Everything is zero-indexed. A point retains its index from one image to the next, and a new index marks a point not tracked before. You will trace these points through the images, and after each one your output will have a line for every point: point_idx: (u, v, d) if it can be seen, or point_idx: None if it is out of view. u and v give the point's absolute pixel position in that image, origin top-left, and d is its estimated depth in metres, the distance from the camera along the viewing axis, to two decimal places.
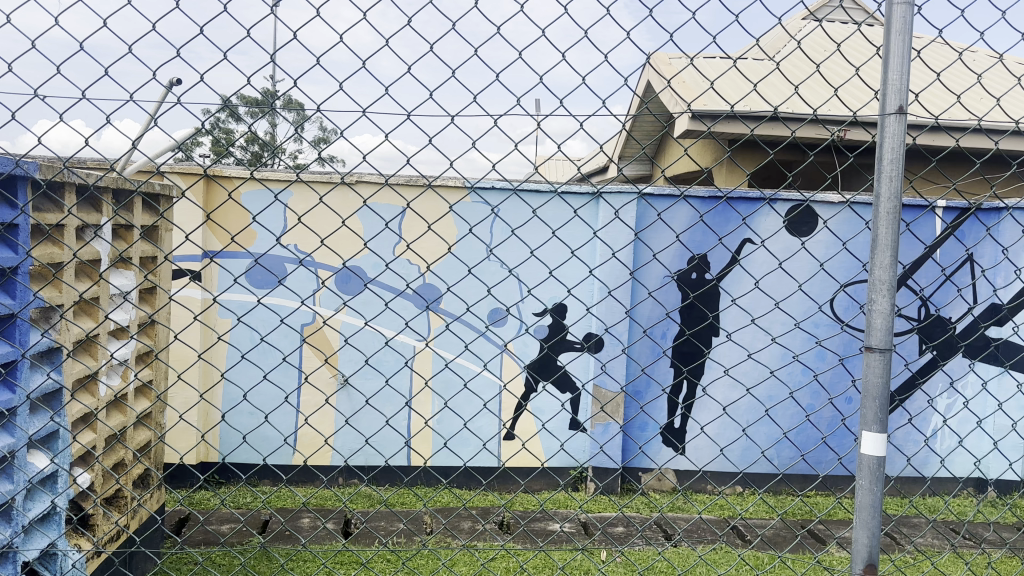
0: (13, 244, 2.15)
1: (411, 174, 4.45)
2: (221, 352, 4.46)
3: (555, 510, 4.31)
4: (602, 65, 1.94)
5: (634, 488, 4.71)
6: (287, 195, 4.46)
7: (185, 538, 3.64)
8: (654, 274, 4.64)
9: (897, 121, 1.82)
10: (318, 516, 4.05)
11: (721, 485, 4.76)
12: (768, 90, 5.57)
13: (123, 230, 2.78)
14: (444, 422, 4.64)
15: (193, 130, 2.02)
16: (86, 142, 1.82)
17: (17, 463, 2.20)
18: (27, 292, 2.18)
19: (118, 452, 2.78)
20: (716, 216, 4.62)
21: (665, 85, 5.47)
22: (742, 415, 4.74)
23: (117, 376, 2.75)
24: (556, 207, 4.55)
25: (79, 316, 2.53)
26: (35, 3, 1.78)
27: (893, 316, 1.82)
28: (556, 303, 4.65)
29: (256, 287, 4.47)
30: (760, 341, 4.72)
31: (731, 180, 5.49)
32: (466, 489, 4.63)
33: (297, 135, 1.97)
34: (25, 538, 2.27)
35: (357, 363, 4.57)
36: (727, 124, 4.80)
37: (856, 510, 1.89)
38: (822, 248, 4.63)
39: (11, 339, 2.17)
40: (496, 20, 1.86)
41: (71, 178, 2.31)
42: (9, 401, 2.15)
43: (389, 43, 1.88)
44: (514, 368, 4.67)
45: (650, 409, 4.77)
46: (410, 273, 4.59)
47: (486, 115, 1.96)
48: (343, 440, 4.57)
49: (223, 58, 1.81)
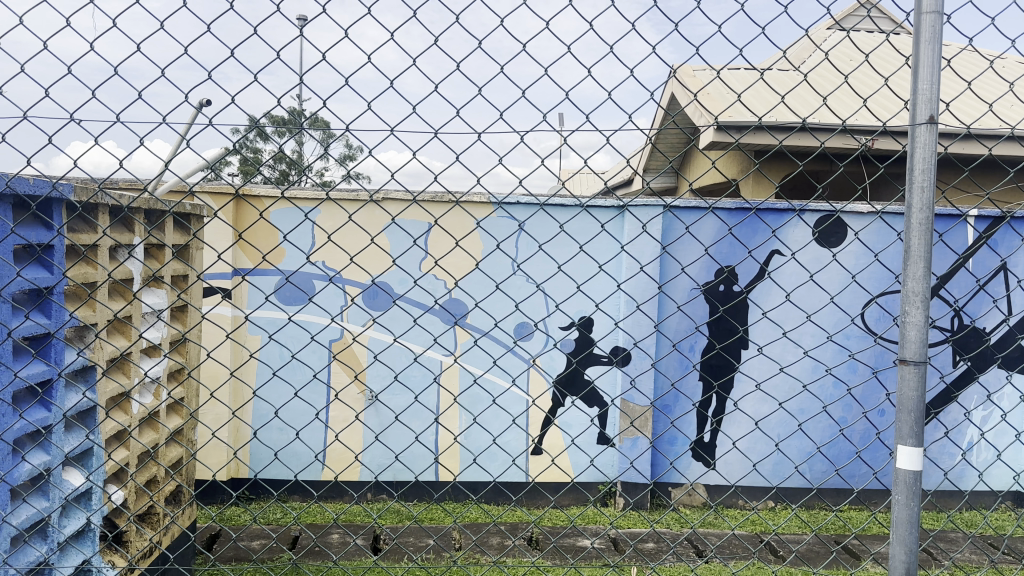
0: (49, 264, 2.18)
1: (437, 190, 4.48)
2: (252, 369, 4.50)
3: (585, 526, 4.27)
4: (626, 76, 2.03)
5: (664, 503, 4.67)
6: (315, 213, 4.51)
7: (217, 555, 3.66)
8: (681, 287, 4.63)
9: (928, 131, 1.79)
10: (348, 532, 4.04)
11: (754, 500, 4.70)
12: (796, 102, 5.55)
13: (156, 249, 2.83)
14: (472, 438, 4.64)
15: (223, 151, 2.05)
16: (121, 161, 1.95)
17: (52, 481, 2.23)
18: (62, 312, 2.20)
19: (151, 470, 2.81)
20: (744, 227, 4.60)
21: (691, 99, 5.48)
22: (774, 429, 4.68)
23: (150, 394, 2.79)
24: (582, 221, 4.57)
25: (112, 335, 2.57)
26: (70, 27, 1.87)
27: (928, 328, 1.79)
28: (583, 317, 4.64)
29: (286, 304, 4.52)
30: (790, 354, 4.67)
31: (759, 192, 5.48)
32: (495, 504, 4.62)
33: (323, 152, 2.00)
34: (60, 555, 2.31)
35: (385, 380, 4.59)
36: (754, 136, 4.79)
37: (893, 525, 1.84)
38: (853, 259, 4.59)
39: (47, 358, 2.20)
40: (517, 38, 1.95)
41: (105, 199, 2.37)
42: (46, 419, 2.19)
43: (416, 65, 1.95)
44: (542, 384, 4.66)
45: (680, 423, 4.73)
46: (437, 289, 4.61)
47: (512, 131, 2.06)
48: (372, 456, 4.57)
49: (251, 79, 1.84)
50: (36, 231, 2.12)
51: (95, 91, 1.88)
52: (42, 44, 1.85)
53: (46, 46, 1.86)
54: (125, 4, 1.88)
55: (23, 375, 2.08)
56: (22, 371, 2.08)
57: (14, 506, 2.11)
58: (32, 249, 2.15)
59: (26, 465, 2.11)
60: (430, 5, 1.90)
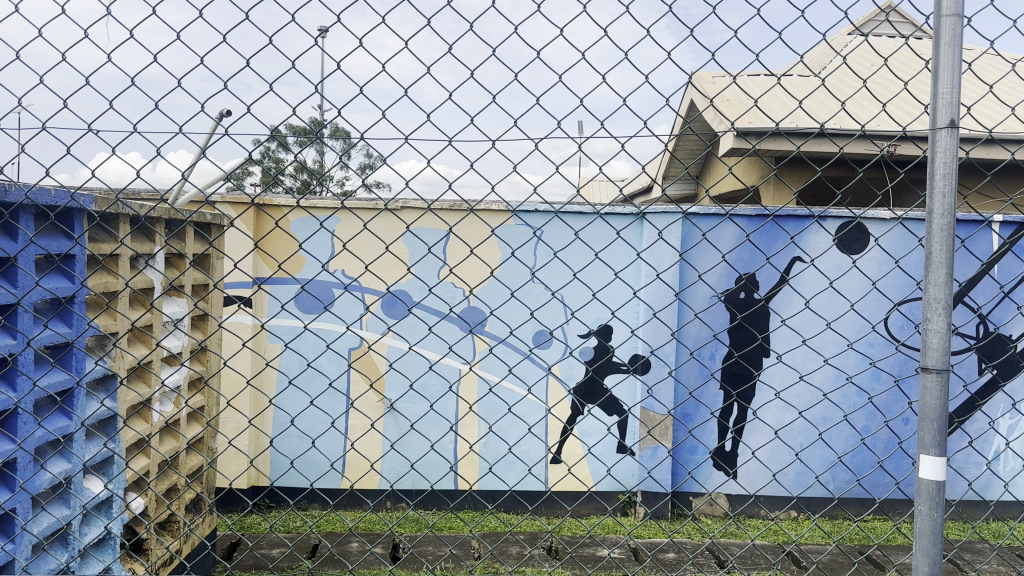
0: (70, 274, 2.20)
1: (454, 199, 4.49)
2: (270, 378, 4.52)
3: (603, 537, 4.24)
4: (644, 84, 1.95)
5: (684, 513, 4.63)
6: (333, 222, 4.53)
7: (235, 563, 3.66)
8: (700, 294, 4.60)
9: (949, 134, 1.76)
10: (366, 541, 4.03)
11: (775, 510, 4.65)
12: (815, 107, 5.53)
13: (176, 258, 2.88)
14: (489, 447, 4.63)
15: (243, 160, 2.08)
16: (138, 174, 1.92)
17: (73, 489, 2.25)
18: (83, 321, 2.23)
19: (170, 478, 2.84)
20: (763, 234, 4.56)
21: (709, 104, 5.48)
22: (795, 437, 4.63)
23: (170, 402, 2.83)
24: (598, 228, 4.55)
25: (133, 344, 2.60)
26: (85, 33, 1.84)
27: (950, 335, 1.75)
28: (601, 325, 4.63)
29: (303, 312, 4.54)
30: (811, 362, 4.63)
31: (779, 199, 5.45)
32: (512, 513, 4.60)
33: (343, 162, 2.01)
34: (81, 563, 2.34)
35: (402, 388, 4.59)
36: (772, 141, 4.78)
37: (915, 537, 1.80)
38: (874, 266, 4.55)
39: (68, 368, 2.23)
40: (535, 49, 1.90)
41: (125, 210, 2.39)
42: (67, 427, 2.21)
43: (433, 72, 1.92)
44: (560, 392, 4.65)
45: (700, 432, 4.68)
46: (454, 297, 4.60)
47: (526, 137, 2.01)
48: (389, 465, 4.58)
49: (259, 88, 1.85)
50: (56, 241, 2.15)
51: (109, 101, 1.83)
52: (62, 56, 1.83)
53: (66, 59, 1.83)
54: (150, 13, 1.84)
55: (42, 384, 2.10)
56: (41, 380, 2.10)
57: (36, 514, 2.13)
58: (53, 259, 2.17)
59: (46, 473, 2.13)
60: (449, 7, 1.85)
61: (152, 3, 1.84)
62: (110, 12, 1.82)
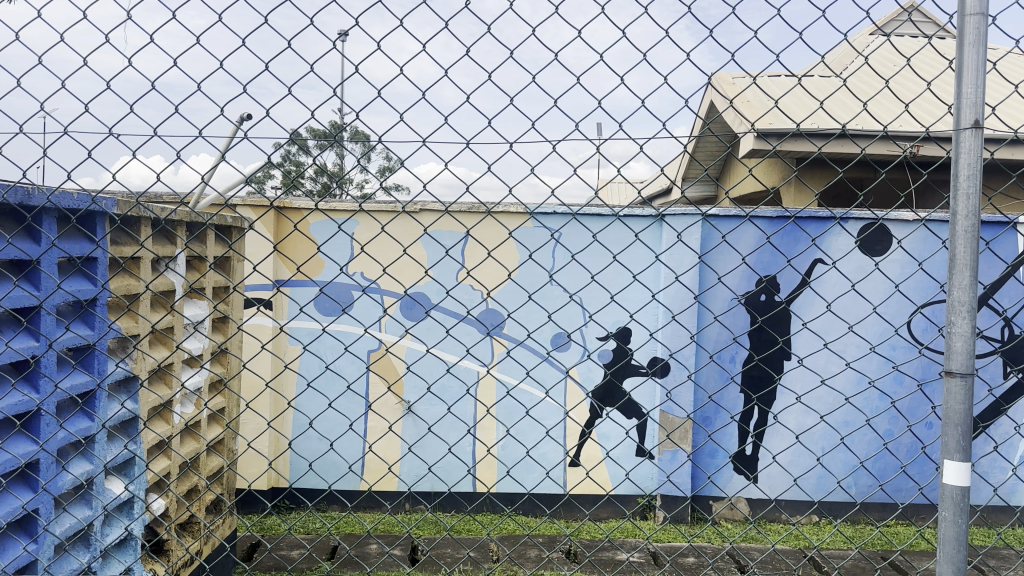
0: (92, 277, 2.24)
1: (471, 201, 4.49)
2: (290, 380, 4.54)
3: (622, 540, 4.21)
4: (665, 84, 1.94)
5: (704, 517, 4.60)
6: (352, 225, 4.55)
7: (255, 564, 3.68)
8: (720, 297, 4.57)
9: (973, 135, 1.73)
10: (385, 543, 4.04)
11: (796, 515, 4.60)
12: (836, 107, 5.48)
13: (197, 261, 2.91)
14: (508, 449, 4.62)
15: (264, 164, 2.09)
16: (159, 176, 1.93)
17: (95, 490, 2.28)
18: (105, 323, 2.27)
19: (191, 479, 2.87)
20: (783, 236, 4.53)
21: (729, 105, 5.45)
22: (816, 441, 4.58)
23: (191, 404, 2.86)
24: (616, 231, 4.54)
25: (154, 346, 2.63)
26: (109, 41, 1.90)
27: (974, 338, 1.73)
28: (620, 328, 4.61)
29: (322, 315, 4.56)
30: (833, 365, 4.59)
31: (800, 200, 5.41)
32: (531, 516, 4.60)
33: (362, 166, 2.02)
34: (103, 563, 2.37)
35: (420, 390, 4.60)
36: (792, 142, 4.75)
37: (939, 543, 1.77)
38: (897, 268, 4.50)
39: (90, 369, 2.25)
40: (554, 49, 1.89)
41: (146, 213, 2.41)
42: (88, 429, 2.24)
43: (448, 76, 1.91)
44: (578, 395, 4.63)
45: (720, 436, 4.65)
46: (472, 299, 4.60)
47: (545, 140, 1.97)
48: (408, 467, 4.59)
49: (287, 92, 1.88)
50: (78, 244, 2.18)
51: (130, 106, 1.88)
52: (83, 60, 1.88)
53: (87, 64, 1.88)
54: (170, 18, 1.90)
55: (64, 386, 2.11)
56: (63, 382, 2.12)
57: (58, 515, 2.16)
58: (75, 261, 2.21)
59: (67, 475, 2.15)
60: (467, 8, 1.86)
61: (172, 9, 1.90)
62: (131, 18, 1.88)
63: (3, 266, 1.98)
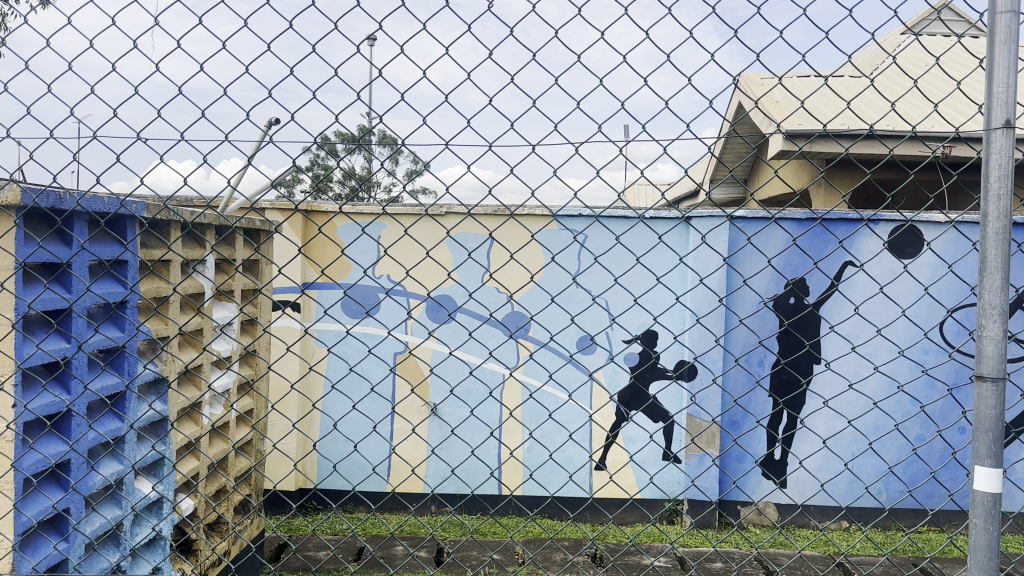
0: (122, 280, 2.30)
1: (495, 203, 4.50)
2: (316, 382, 4.58)
3: (648, 545, 4.19)
4: (690, 83, 1.94)
5: (731, 522, 4.56)
6: (377, 228, 4.58)
7: (281, 565, 3.71)
8: (747, 300, 4.54)
9: (1005, 135, 1.70)
10: (410, 545, 4.05)
11: (825, 520, 4.54)
12: (864, 107, 5.42)
13: (225, 264, 2.96)
14: (532, 452, 4.62)
15: (292, 169, 2.11)
16: (188, 181, 1.97)
17: (124, 490, 2.32)
18: (133, 324, 2.31)
19: (219, 480, 2.90)
20: (812, 239, 4.48)
21: (756, 106, 5.41)
22: (845, 446, 4.53)
23: (219, 405, 2.90)
24: (640, 233, 4.54)
25: (183, 348, 2.67)
26: (133, 46, 1.91)
27: (1006, 342, 1.69)
28: (645, 331, 4.59)
29: (347, 317, 4.59)
30: (863, 369, 4.53)
31: (829, 202, 5.35)
32: (556, 520, 4.59)
33: (389, 169, 2.04)
34: (132, 562, 2.40)
35: (445, 393, 4.62)
36: (819, 143, 4.70)
37: (970, 550, 1.74)
38: (928, 271, 4.44)
39: (120, 371, 2.30)
40: (575, 50, 1.89)
41: (175, 217, 2.46)
42: (118, 430, 2.28)
43: (472, 79, 1.93)
44: (603, 398, 4.62)
45: (747, 440, 4.61)
46: (496, 302, 4.61)
47: (569, 141, 1.99)
48: (432, 469, 4.60)
49: (313, 98, 1.90)
50: (108, 246, 2.23)
51: (157, 113, 1.90)
52: (108, 66, 1.91)
53: (113, 69, 1.91)
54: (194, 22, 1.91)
55: (93, 387, 2.15)
56: (93, 383, 2.16)
57: (88, 514, 2.19)
58: (105, 264, 2.25)
59: (98, 475, 2.19)
60: (488, 10, 1.88)
61: (196, 14, 1.91)
62: (155, 23, 1.89)
63: (35, 268, 2.01)
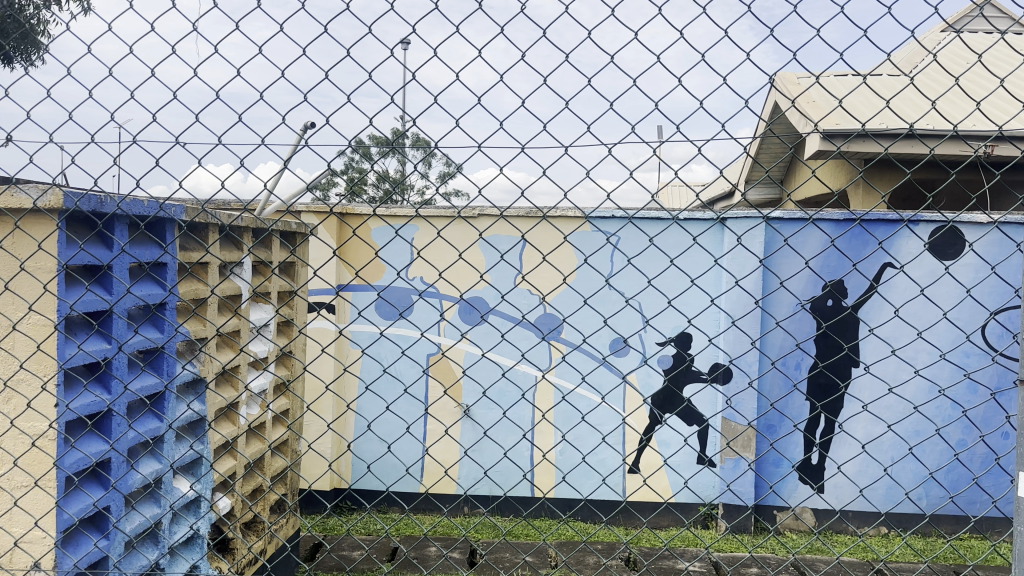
0: (161, 282, 2.33)
1: (528, 205, 4.50)
2: (351, 383, 4.62)
3: (682, 549, 4.15)
4: (724, 84, 1.90)
5: (767, 527, 4.50)
6: (410, 230, 4.61)
7: (316, 564, 3.74)
8: (783, 302, 4.49)
9: None
10: (444, 546, 4.06)
11: (864, 526, 4.47)
12: (904, 106, 5.32)
13: (262, 266, 3.00)
14: (565, 455, 4.61)
15: (328, 172, 2.14)
16: (224, 182, 2.01)
17: (163, 489, 2.35)
18: (172, 326, 2.34)
19: (256, 479, 2.94)
20: (850, 240, 4.41)
21: (793, 105, 5.34)
22: (884, 451, 4.45)
23: (256, 405, 2.93)
24: (673, 235, 4.50)
25: (221, 349, 2.71)
26: (173, 54, 2.00)
27: None
28: (679, 333, 4.56)
29: (381, 319, 4.63)
30: (902, 372, 4.45)
31: (868, 203, 5.26)
32: (589, 523, 4.57)
33: (422, 171, 2.05)
34: (171, 560, 2.44)
35: (478, 394, 4.63)
36: (858, 143, 4.63)
37: (1013, 557, 1.69)
38: (970, 272, 4.34)
39: (159, 371, 2.34)
40: (608, 51, 1.87)
41: (213, 219, 2.50)
42: (157, 429, 2.32)
43: (504, 82, 1.92)
44: (637, 401, 4.60)
45: (784, 444, 4.55)
46: (529, 304, 4.61)
47: (602, 144, 1.95)
48: (465, 471, 4.62)
49: (346, 100, 1.92)
50: (147, 249, 2.26)
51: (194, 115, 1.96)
52: (151, 74, 1.99)
53: (154, 77, 1.99)
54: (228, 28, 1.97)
55: (133, 388, 2.19)
56: (133, 383, 2.19)
57: (128, 513, 2.23)
58: (144, 266, 2.29)
59: (138, 473, 2.22)
60: (519, 13, 1.87)
61: (231, 21, 1.96)
62: (193, 31, 1.97)
63: (76, 271, 2.07)
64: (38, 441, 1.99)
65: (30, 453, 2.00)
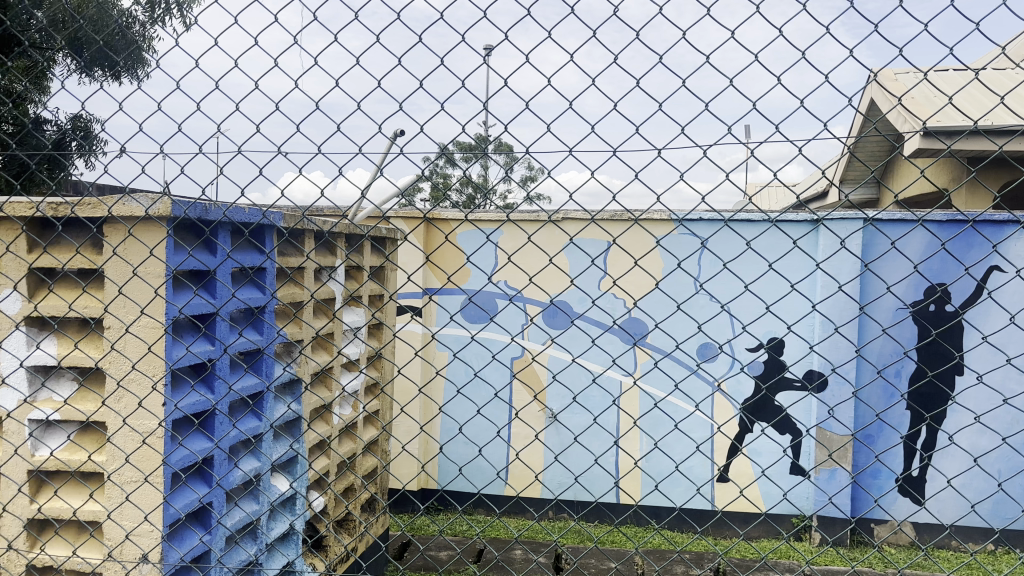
0: (261, 286, 2.39)
1: (617, 209, 4.47)
2: (440, 387, 4.68)
3: (776, 562, 4.02)
4: (826, 77, 1.68)
5: (867, 542, 4.32)
6: (498, 235, 4.64)
7: (407, 564, 3.79)
8: (885, 307, 4.31)
9: None
10: (530, 551, 4.05)
11: (973, 544, 4.23)
12: (1017, 101, 5.03)
13: (355, 271, 3.07)
14: (654, 462, 4.54)
15: (416, 178, 2.17)
16: (322, 187, 1.90)
17: (262, 486, 2.42)
18: (272, 329, 2.41)
19: (348, 478, 3.00)
20: (958, 243, 4.21)
21: (894, 103, 5.12)
22: (995, 464, 4.22)
23: (349, 406, 3.00)
24: (767, 238, 4.39)
25: (316, 351, 2.78)
26: (269, 61, 1.93)
27: None
28: (773, 339, 4.44)
29: (470, 323, 4.67)
30: (1015, 381, 4.21)
31: (975, 204, 5.00)
32: (680, 532, 4.48)
33: (506, 176, 2.04)
34: (269, 555, 2.51)
35: (566, 400, 4.61)
36: (963, 141, 4.40)
37: None
38: None
39: (259, 372, 2.40)
40: (698, 44, 1.71)
41: (310, 226, 2.57)
42: (257, 428, 2.38)
43: (583, 81, 1.76)
44: (728, 409, 4.49)
45: (885, 456, 4.37)
46: (617, 308, 4.57)
47: (697, 144, 1.78)
48: (553, 476, 4.60)
49: (441, 98, 1.79)
50: (249, 255, 2.34)
51: (292, 121, 1.87)
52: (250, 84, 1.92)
53: (254, 88, 1.92)
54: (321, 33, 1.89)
55: (236, 388, 2.26)
56: (235, 384, 2.26)
57: (229, 508, 2.31)
58: (246, 271, 2.36)
59: (238, 471, 2.30)
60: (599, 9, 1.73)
61: (322, 25, 1.89)
62: (285, 38, 1.90)
63: (184, 275, 2.15)
64: (148, 439, 2.06)
65: (139, 449, 2.07)
